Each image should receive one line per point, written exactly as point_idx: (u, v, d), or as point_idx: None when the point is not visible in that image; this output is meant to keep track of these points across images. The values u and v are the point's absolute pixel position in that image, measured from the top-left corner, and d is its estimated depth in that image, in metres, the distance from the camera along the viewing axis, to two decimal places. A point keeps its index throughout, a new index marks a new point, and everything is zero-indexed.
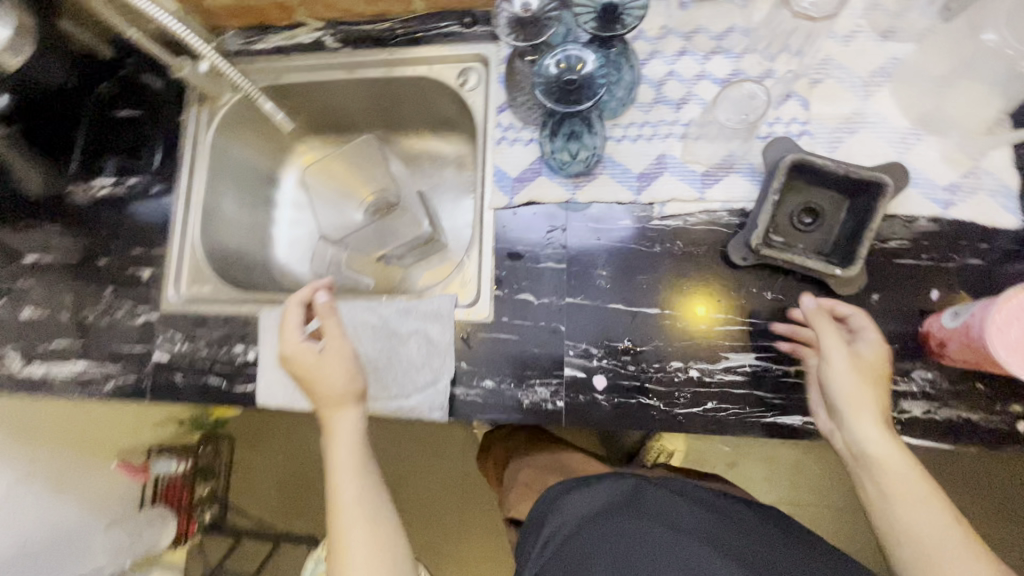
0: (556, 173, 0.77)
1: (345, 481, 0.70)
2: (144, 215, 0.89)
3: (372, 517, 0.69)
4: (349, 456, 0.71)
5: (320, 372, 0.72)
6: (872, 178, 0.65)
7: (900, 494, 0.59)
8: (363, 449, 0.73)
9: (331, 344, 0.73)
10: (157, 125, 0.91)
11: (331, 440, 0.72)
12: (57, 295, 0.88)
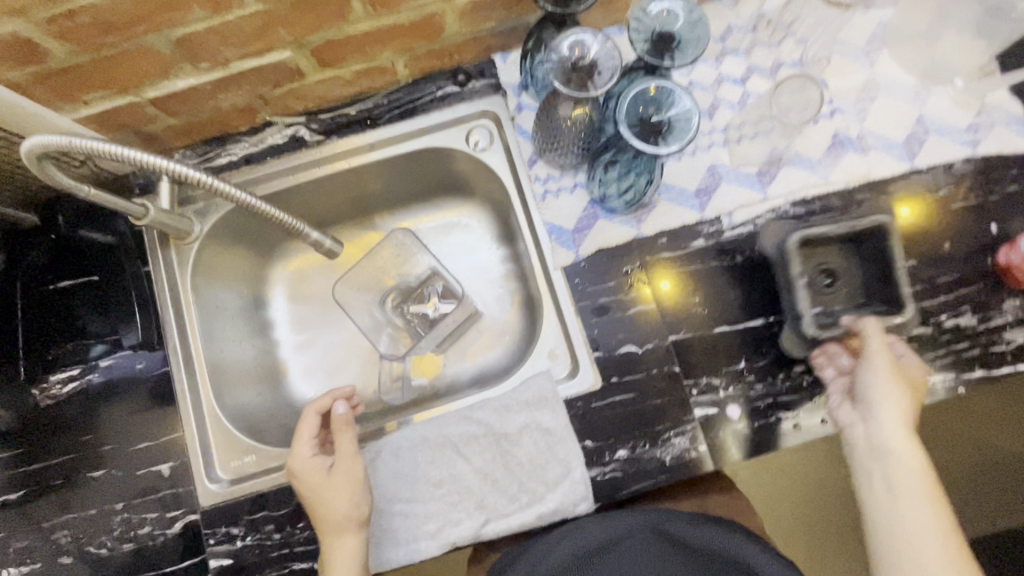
0: (615, 213, 0.72)
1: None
2: (136, 399, 0.72)
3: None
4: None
5: (329, 493, 0.63)
6: (872, 224, 0.66)
7: (908, 511, 0.57)
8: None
9: (345, 462, 0.66)
10: (117, 286, 0.73)
11: (330, 565, 0.62)
12: (46, 536, 0.69)
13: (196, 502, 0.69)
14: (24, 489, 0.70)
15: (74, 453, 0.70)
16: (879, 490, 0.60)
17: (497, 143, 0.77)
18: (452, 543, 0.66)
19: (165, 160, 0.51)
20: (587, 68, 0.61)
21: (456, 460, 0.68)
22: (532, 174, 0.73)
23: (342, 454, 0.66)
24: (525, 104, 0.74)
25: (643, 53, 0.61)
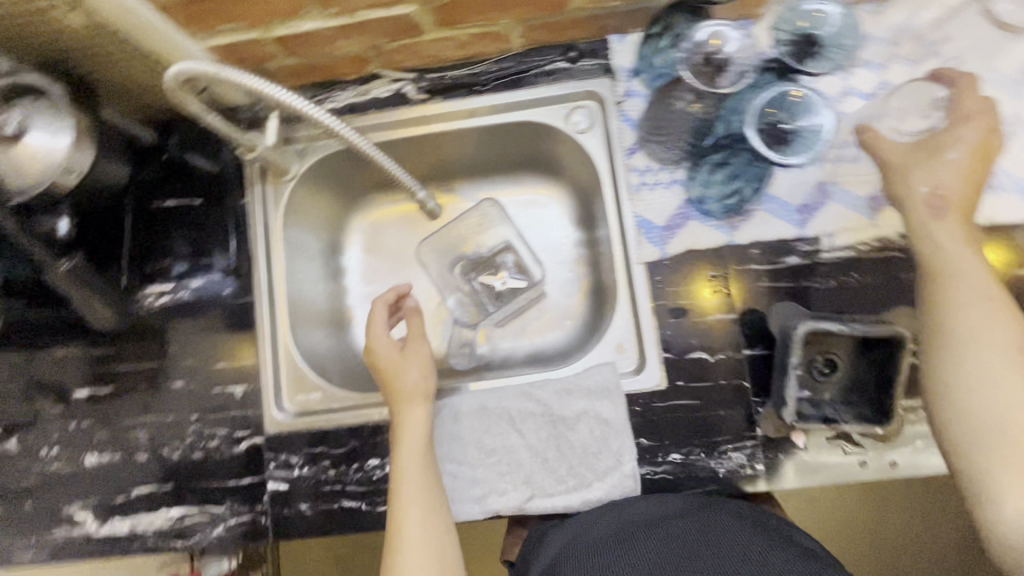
0: (709, 216, 0.69)
1: (409, 498, 0.62)
2: (220, 322, 0.76)
3: (435, 553, 0.61)
4: (417, 469, 0.64)
5: (400, 365, 0.70)
6: (889, 334, 0.61)
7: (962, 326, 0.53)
8: (427, 462, 0.65)
9: (417, 341, 0.73)
10: (219, 212, 0.77)
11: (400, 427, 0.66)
12: (126, 433, 0.75)
13: (263, 426, 0.74)
14: (112, 387, 0.75)
15: (160, 361, 0.75)
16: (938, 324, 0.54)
17: (597, 127, 0.75)
18: (496, 511, 0.67)
19: (276, 90, 0.53)
20: (719, 65, 0.71)
21: (511, 434, 0.69)
22: (630, 164, 0.72)
23: (414, 337, 0.74)
24: (634, 90, 0.72)
25: (784, 55, 0.70)
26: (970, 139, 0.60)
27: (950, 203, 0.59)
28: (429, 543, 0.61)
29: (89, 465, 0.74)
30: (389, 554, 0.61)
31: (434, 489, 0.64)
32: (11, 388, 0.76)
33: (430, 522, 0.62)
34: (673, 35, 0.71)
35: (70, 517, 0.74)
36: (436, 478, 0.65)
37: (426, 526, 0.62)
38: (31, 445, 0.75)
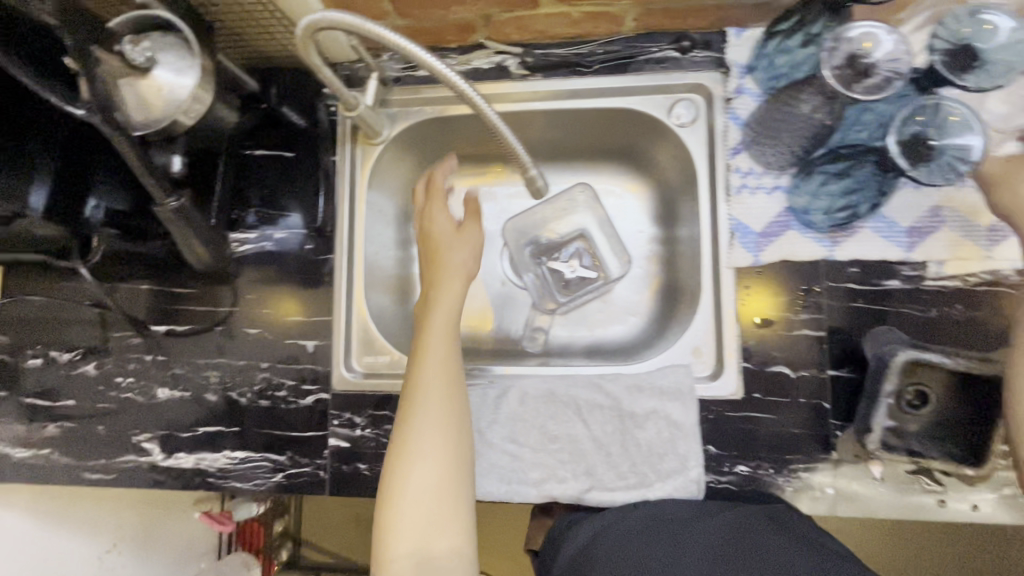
0: (810, 227, 0.67)
1: (433, 364, 0.64)
2: (299, 276, 0.77)
3: (444, 419, 0.60)
4: (444, 339, 0.66)
5: (451, 243, 0.74)
6: (994, 373, 0.58)
7: None
8: (453, 336, 0.68)
9: (472, 223, 0.76)
10: (308, 167, 0.77)
11: (440, 295, 0.70)
12: (198, 372, 0.77)
13: (330, 383, 0.75)
14: (190, 326, 0.78)
15: (231, 308, 0.77)
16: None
17: (700, 122, 0.72)
18: (553, 498, 0.67)
19: (410, 46, 0.51)
20: (863, 68, 0.66)
21: (577, 424, 0.69)
22: (733, 164, 0.69)
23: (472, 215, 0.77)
24: (745, 88, 0.69)
25: (937, 63, 0.64)
26: None
27: None
28: (444, 413, 0.61)
29: (161, 398, 0.77)
30: (405, 419, 0.60)
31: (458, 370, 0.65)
32: (90, 316, 0.80)
33: (450, 395, 0.62)
34: (802, 34, 0.68)
35: (138, 446, 0.77)
36: (460, 356, 0.66)
37: (445, 399, 0.61)
38: (110, 373, 0.79)
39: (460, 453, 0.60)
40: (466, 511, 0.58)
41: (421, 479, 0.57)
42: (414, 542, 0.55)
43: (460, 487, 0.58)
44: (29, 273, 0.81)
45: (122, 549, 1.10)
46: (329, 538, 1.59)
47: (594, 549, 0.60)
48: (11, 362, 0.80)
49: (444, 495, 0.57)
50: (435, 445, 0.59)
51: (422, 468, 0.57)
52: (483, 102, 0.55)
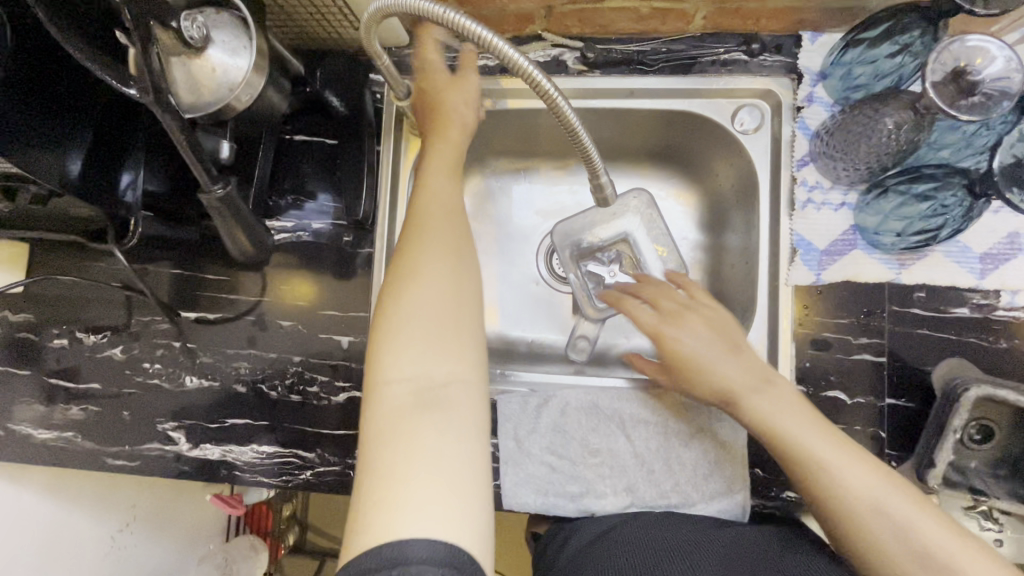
0: (876, 248, 0.63)
1: (433, 208, 0.56)
2: (337, 268, 0.75)
3: (451, 271, 0.52)
4: (445, 186, 0.58)
5: (454, 87, 0.64)
6: None
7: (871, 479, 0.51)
8: (455, 174, 0.60)
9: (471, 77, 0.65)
10: (348, 155, 0.74)
11: (438, 146, 0.62)
12: (228, 362, 0.75)
13: (363, 381, 0.72)
14: (221, 313, 0.76)
15: (260, 298, 0.75)
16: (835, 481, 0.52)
17: (765, 130, 0.69)
18: (593, 513, 0.65)
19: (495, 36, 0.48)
20: (972, 85, 0.52)
21: (619, 438, 0.67)
22: (798, 177, 0.66)
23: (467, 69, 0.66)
24: (817, 96, 0.66)
25: None
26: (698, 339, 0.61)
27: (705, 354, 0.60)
28: (449, 250, 0.53)
29: (189, 386, 0.75)
30: (399, 253, 0.53)
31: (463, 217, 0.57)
32: (115, 298, 0.78)
33: (449, 231, 0.54)
34: (891, 42, 0.60)
35: (164, 434, 0.75)
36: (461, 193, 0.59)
37: (443, 236, 0.54)
38: (138, 357, 0.77)
39: (462, 290, 0.51)
40: (471, 348, 0.50)
41: (423, 300, 0.50)
42: (411, 359, 0.47)
43: (463, 320, 0.50)
44: (54, 250, 0.79)
45: (134, 529, 1.10)
46: (333, 526, 1.58)
47: (609, 536, 0.60)
48: (37, 341, 0.78)
49: (443, 324, 0.49)
50: (435, 283, 0.50)
51: (423, 293, 0.50)
52: (567, 106, 0.51)
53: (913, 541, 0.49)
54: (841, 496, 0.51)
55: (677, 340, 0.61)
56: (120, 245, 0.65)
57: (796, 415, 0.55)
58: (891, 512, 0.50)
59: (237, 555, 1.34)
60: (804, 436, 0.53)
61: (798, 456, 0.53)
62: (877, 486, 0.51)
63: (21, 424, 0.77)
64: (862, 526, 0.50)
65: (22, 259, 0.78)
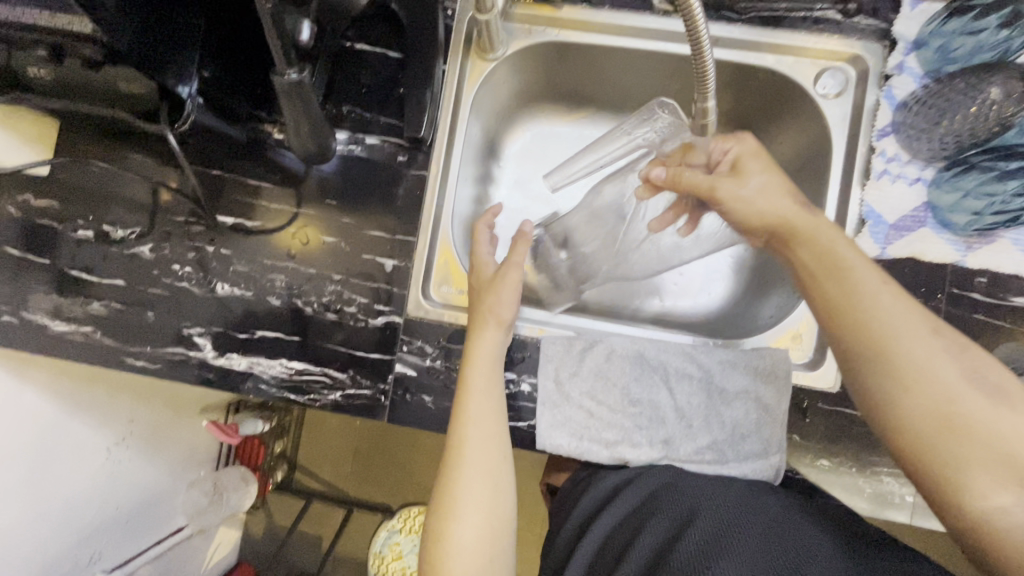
0: (947, 228, 0.62)
1: (476, 435, 0.59)
2: (388, 188, 0.73)
3: (494, 476, 0.58)
4: (489, 417, 0.60)
5: (491, 287, 0.66)
6: None
7: (977, 357, 0.47)
8: (493, 374, 0.62)
9: (510, 275, 0.66)
10: (411, 70, 0.71)
11: (473, 352, 0.63)
12: (264, 273, 0.72)
13: (404, 307, 0.71)
14: (260, 222, 0.73)
15: (298, 210, 0.73)
16: (927, 331, 0.48)
17: (847, 96, 0.67)
18: (626, 461, 0.64)
19: None
20: None
21: (660, 390, 0.66)
22: (877, 147, 0.65)
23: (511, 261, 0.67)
24: (907, 66, 0.64)
25: None
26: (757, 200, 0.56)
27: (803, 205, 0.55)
28: (495, 448, 0.59)
29: (221, 294, 0.72)
30: (449, 482, 0.58)
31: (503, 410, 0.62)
32: (146, 193, 0.75)
33: (490, 453, 0.59)
34: (1011, 10, 0.57)
35: (188, 340, 0.72)
36: (501, 397, 0.62)
37: (484, 479, 0.58)
38: (168, 258, 0.74)
39: (501, 478, 0.59)
40: (508, 546, 0.58)
41: (467, 545, 0.55)
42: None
43: (504, 518, 0.58)
44: (88, 136, 0.75)
45: (129, 447, 1.04)
46: (322, 464, 1.47)
47: (621, 495, 0.60)
48: (58, 230, 0.74)
49: (486, 541, 0.56)
50: (481, 500, 0.57)
51: (469, 535, 0.55)
52: (700, 8, 0.46)
53: (998, 418, 0.44)
54: (934, 374, 0.46)
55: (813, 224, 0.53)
56: (174, 129, 0.62)
57: (903, 306, 0.49)
58: (978, 385, 0.46)
59: (227, 484, 1.30)
60: (898, 314, 0.48)
61: (886, 334, 0.48)
62: (970, 361, 0.47)
63: (36, 314, 0.73)
64: (947, 403, 0.45)
65: (52, 140, 0.75)
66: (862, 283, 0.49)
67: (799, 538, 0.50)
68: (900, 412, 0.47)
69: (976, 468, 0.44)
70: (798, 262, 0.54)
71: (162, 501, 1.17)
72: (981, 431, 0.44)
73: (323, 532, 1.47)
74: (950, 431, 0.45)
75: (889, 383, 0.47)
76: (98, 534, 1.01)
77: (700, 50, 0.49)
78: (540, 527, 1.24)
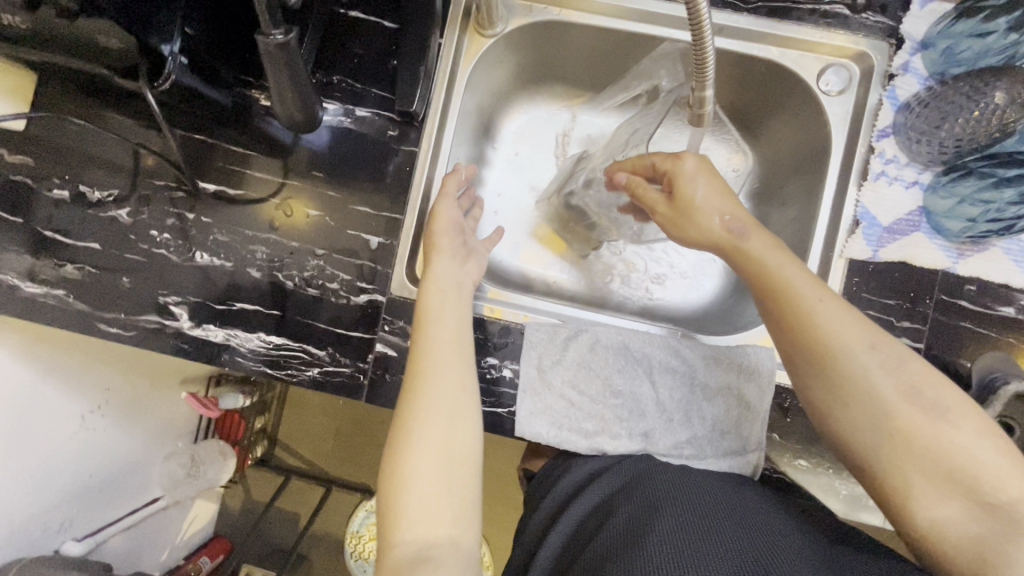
0: (940, 234, 0.62)
1: (440, 353, 0.56)
2: (378, 163, 0.71)
3: (453, 404, 0.54)
4: (445, 345, 0.57)
5: (435, 224, 0.66)
6: None
7: (917, 369, 0.46)
8: (453, 300, 0.61)
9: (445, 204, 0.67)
10: (406, 41, 0.69)
11: (430, 280, 0.61)
12: (245, 245, 0.70)
13: (388, 286, 0.70)
14: (244, 192, 0.71)
15: (284, 181, 0.71)
16: (860, 344, 0.47)
17: (849, 94, 0.66)
18: (604, 452, 0.64)
19: None
20: None
21: (642, 382, 0.66)
22: (877, 148, 0.64)
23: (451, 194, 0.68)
24: (913, 66, 0.63)
25: None
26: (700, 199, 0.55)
27: (745, 221, 0.54)
28: (457, 376, 0.55)
29: (200, 263, 0.70)
30: (405, 411, 0.53)
31: (465, 340, 0.59)
32: (126, 155, 0.72)
33: (453, 375, 0.55)
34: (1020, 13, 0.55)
35: (164, 309, 0.70)
36: (467, 326, 0.60)
37: (446, 402, 0.54)
38: (146, 224, 0.71)
39: (465, 403, 0.55)
40: (472, 479, 0.52)
41: (422, 476, 0.50)
42: (415, 520, 0.49)
43: (466, 446, 0.53)
44: (65, 91, 0.72)
45: (104, 417, 1.02)
46: (302, 442, 1.46)
47: (593, 481, 0.60)
48: (33, 189, 0.72)
49: (444, 467, 0.51)
50: (442, 427, 0.52)
51: (424, 464, 0.50)
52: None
53: (933, 433, 0.43)
54: (872, 387, 0.46)
55: (751, 241, 0.52)
56: (153, 88, 0.60)
57: (840, 312, 0.48)
58: (915, 403, 0.45)
59: (204, 455, 1.29)
60: (844, 325, 0.47)
61: (829, 350, 0.47)
62: (910, 375, 0.45)
63: (6, 274, 0.70)
64: (887, 420, 0.45)
65: (26, 91, 0.71)
66: (801, 294, 0.49)
67: (772, 529, 0.50)
68: (838, 424, 0.48)
69: (915, 479, 0.44)
70: (745, 277, 0.53)
71: (137, 471, 1.16)
72: (918, 444, 0.44)
73: (300, 510, 1.46)
74: (890, 446, 0.45)
75: (829, 396, 0.47)
76: (69, 502, 0.99)
77: (701, 38, 0.46)
78: (517, 514, 1.25)
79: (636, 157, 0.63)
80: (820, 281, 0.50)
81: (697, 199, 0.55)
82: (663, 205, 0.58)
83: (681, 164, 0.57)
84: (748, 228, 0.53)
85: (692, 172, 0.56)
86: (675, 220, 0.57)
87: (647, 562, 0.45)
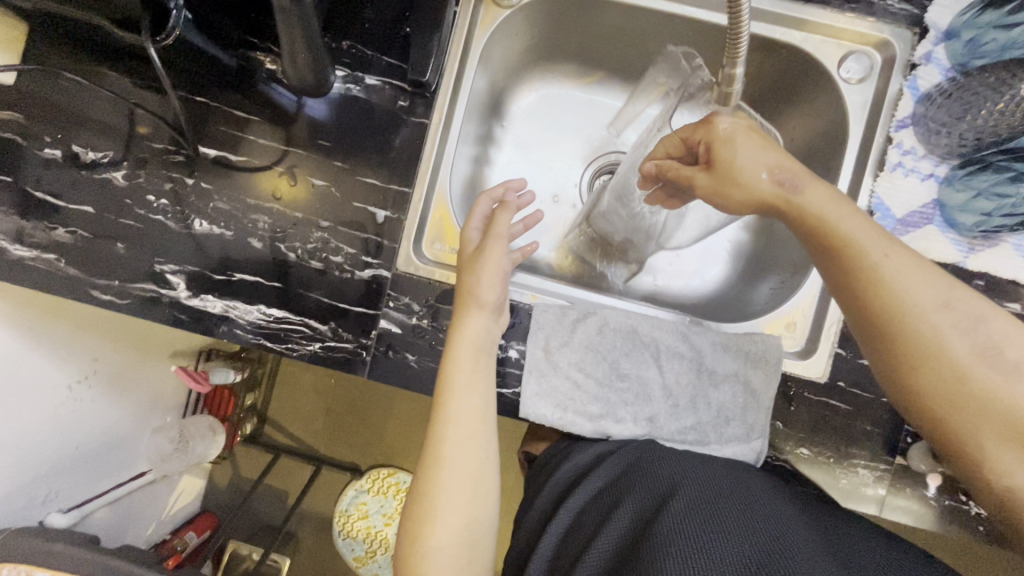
0: (952, 227, 0.61)
1: (461, 429, 0.57)
2: (387, 133, 0.69)
3: (473, 479, 0.56)
4: (471, 417, 0.58)
5: (474, 268, 0.62)
6: None
7: (996, 325, 0.43)
8: (481, 361, 0.60)
9: (494, 245, 0.64)
10: (421, 7, 0.67)
11: (458, 340, 0.59)
12: (246, 213, 0.68)
13: (393, 262, 0.68)
14: (247, 158, 0.69)
15: (287, 150, 0.69)
16: (930, 303, 0.44)
17: (869, 83, 0.66)
18: (609, 436, 0.64)
19: None
20: None
21: (650, 367, 0.65)
22: (895, 138, 0.63)
23: (495, 234, 0.65)
24: (935, 57, 0.63)
25: None
26: (747, 154, 0.53)
27: (795, 175, 0.52)
28: (479, 451, 0.57)
29: (197, 231, 0.68)
30: (427, 488, 0.56)
31: (487, 405, 0.59)
32: (121, 115, 0.69)
33: (474, 452, 0.57)
34: None
35: (160, 277, 0.68)
36: (490, 391, 0.60)
37: (467, 480, 0.56)
38: (142, 188, 0.69)
39: (485, 475, 0.57)
40: (487, 545, 0.56)
41: (445, 550, 0.53)
42: None
43: (483, 520, 0.56)
44: (58, 44, 0.69)
45: (92, 388, 1.00)
46: (293, 420, 1.45)
47: (598, 465, 0.59)
48: (23, 147, 0.68)
49: (466, 542, 0.54)
50: (463, 504, 0.55)
51: (448, 541, 0.54)
52: None
53: (1013, 394, 0.41)
54: (941, 349, 0.43)
55: (805, 195, 0.50)
56: (154, 45, 0.57)
57: (913, 268, 0.45)
58: (989, 364, 0.42)
59: (194, 432, 1.25)
60: (911, 281, 0.45)
61: (895, 307, 0.45)
62: (988, 334, 0.43)
63: None
64: (959, 379, 0.43)
65: (18, 44, 0.68)
66: (866, 250, 0.47)
67: (784, 519, 0.50)
68: (906, 388, 0.45)
69: (992, 438, 0.42)
70: (807, 237, 0.50)
71: (123, 445, 1.13)
72: (996, 406, 0.42)
73: (289, 489, 1.45)
74: (958, 407, 0.43)
75: (898, 357, 0.45)
76: (55, 473, 0.97)
77: (737, 17, 0.47)
78: (508, 498, 1.25)
79: (665, 140, 0.63)
80: (888, 235, 0.47)
81: (737, 157, 0.54)
82: (703, 174, 0.57)
83: (717, 127, 0.56)
84: (802, 180, 0.51)
85: (733, 132, 0.54)
86: (718, 188, 0.55)
87: (659, 552, 0.45)
